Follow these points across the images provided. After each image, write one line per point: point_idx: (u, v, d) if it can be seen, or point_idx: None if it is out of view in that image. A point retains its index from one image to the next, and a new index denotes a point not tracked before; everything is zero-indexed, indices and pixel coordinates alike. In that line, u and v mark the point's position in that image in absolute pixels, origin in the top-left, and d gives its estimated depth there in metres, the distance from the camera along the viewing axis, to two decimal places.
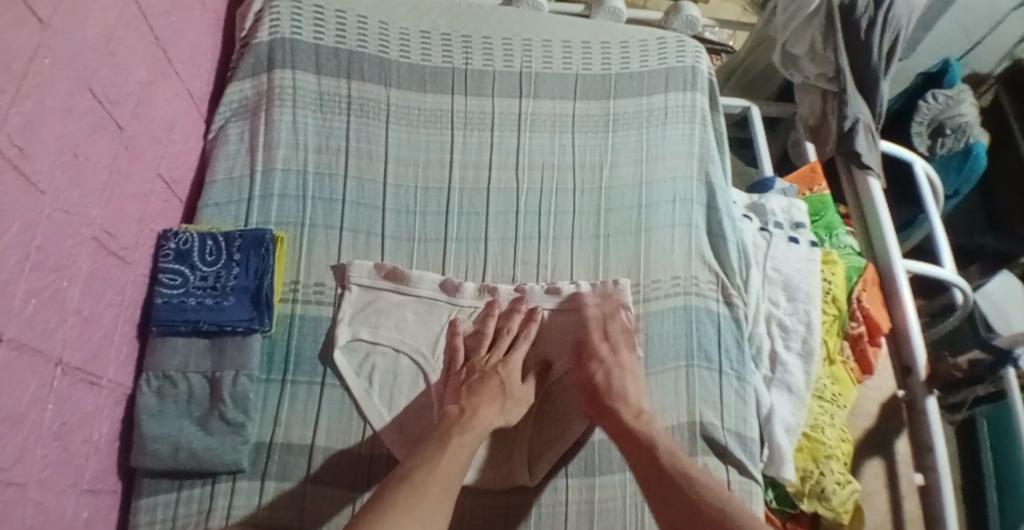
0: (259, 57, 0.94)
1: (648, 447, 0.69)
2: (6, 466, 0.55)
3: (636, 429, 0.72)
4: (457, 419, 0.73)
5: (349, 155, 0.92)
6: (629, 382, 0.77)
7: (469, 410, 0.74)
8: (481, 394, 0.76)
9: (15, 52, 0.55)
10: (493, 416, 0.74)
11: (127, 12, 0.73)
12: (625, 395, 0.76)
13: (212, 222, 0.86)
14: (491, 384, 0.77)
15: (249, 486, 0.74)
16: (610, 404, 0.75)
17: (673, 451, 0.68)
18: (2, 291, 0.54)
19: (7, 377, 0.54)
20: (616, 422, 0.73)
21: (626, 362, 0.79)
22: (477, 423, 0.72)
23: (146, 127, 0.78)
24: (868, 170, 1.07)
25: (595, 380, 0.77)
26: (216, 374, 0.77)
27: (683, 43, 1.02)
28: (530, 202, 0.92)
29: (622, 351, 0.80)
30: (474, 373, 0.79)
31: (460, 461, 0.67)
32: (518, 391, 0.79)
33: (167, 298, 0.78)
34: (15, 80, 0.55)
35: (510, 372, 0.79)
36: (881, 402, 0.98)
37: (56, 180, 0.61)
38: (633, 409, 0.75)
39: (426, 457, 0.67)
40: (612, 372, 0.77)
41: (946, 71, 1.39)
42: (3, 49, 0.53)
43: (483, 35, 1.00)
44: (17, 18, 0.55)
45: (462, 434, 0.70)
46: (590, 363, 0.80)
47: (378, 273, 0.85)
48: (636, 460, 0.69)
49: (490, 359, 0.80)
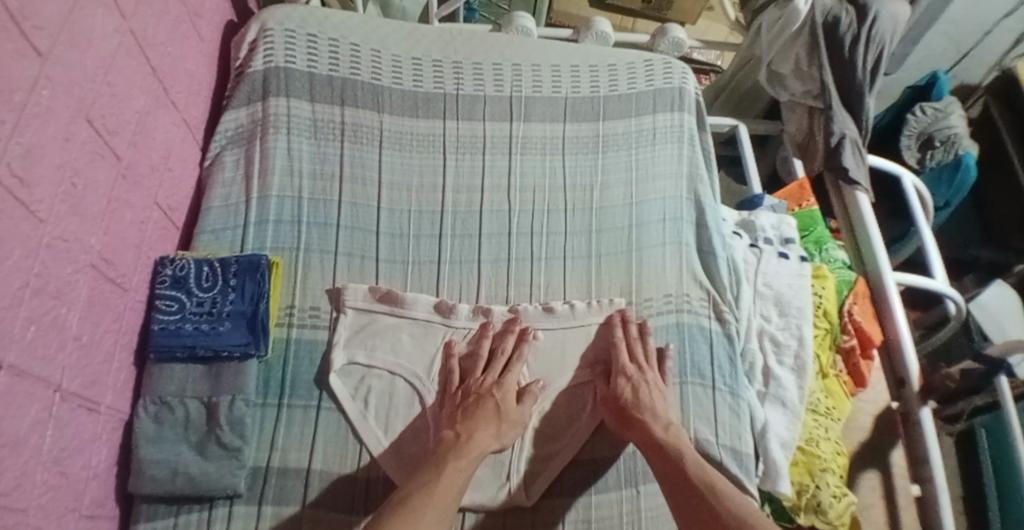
0: (254, 85, 0.96)
1: (677, 458, 0.72)
2: (6, 492, 0.56)
3: (665, 442, 0.74)
4: (453, 443, 0.73)
5: (344, 180, 0.93)
6: (657, 398, 0.79)
7: (465, 434, 0.74)
8: (476, 418, 0.76)
9: (15, 83, 0.56)
10: (488, 440, 0.75)
11: (125, 42, 0.75)
12: (654, 408, 0.77)
13: (208, 249, 0.87)
14: (487, 407, 0.77)
15: (248, 511, 0.74)
16: (638, 416, 0.76)
17: (699, 462, 0.72)
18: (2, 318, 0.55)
19: (6, 404, 0.55)
20: (645, 433, 0.75)
21: (653, 379, 0.80)
22: (471, 449, 0.73)
23: (143, 155, 0.80)
24: (856, 184, 1.08)
25: (622, 396, 0.78)
26: (213, 399, 0.78)
27: (670, 65, 1.04)
28: (522, 223, 0.94)
29: (648, 369, 0.81)
30: (470, 396, 0.79)
31: (457, 485, 0.68)
32: (514, 414, 0.78)
33: (164, 324, 0.78)
34: (15, 110, 0.56)
35: (505, 395, 0.79)
36: (875, 416, 1.00)
37: (55, 208, 0.63)
38: (662, 421, 0.76)
39: (424, 480, 0.68)
40: (640, 388, 0.79)
41: (933, 84, 1.42)
42: (3, 81, 0.55)
43: (474, 60, 1.02)
44: (15, 49, 0.57)
45: (458, 459, 0.71)
46: (617, 378, 0.80)
47: (373, 296, 0.86)
48: (663, 471, 0.72)
49: (484, 381, 0.80)
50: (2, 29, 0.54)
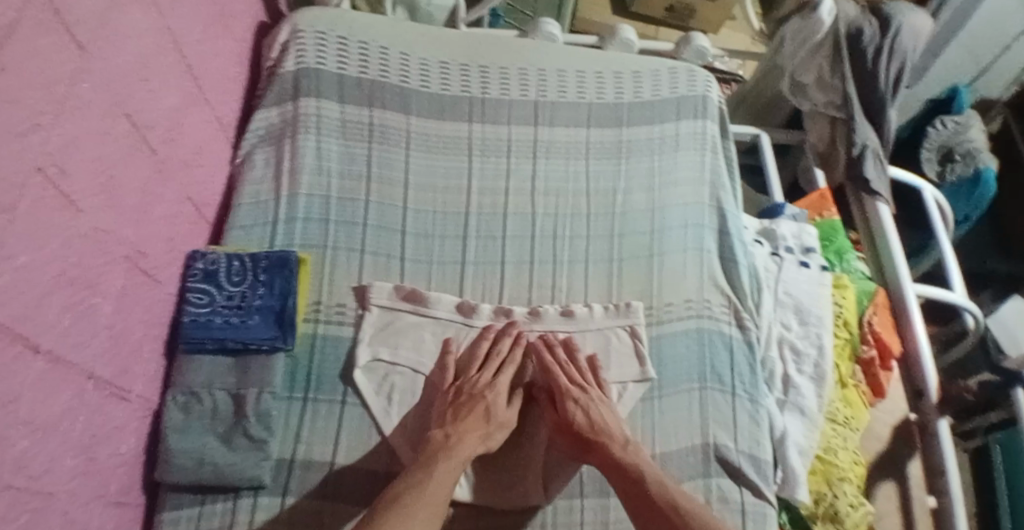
0: (285, 85, 0.98)
1: (638, 478, 0.73)
2: (36, 475, 0.57)
3: (625, 461, 0.75)
4: (443, 444, 0.75)
5: (371, 181, 0.95)
6: (605, 414, 0.80)
7: (454, 436, 0.76)
8: (468, 420, 0.77)
9: (55, 76, 0.58)
10: (475, 444, 0.76)
11: (161, 40, 0.77)
12: (607, 428, 0.78)
13: (239, 244, 0.89)
14: (477, 409, 0.78)
15: (268, 503, 0.75)
16: (596, 439, 0.77)
17: (661, 480, 0.73)
18: (38, 305, 0.56)
19: (40, 389, 0.57)
20: (606, 455, 0.76)
21: (597, 397, 0.81)
22: (459, 453, 0.74)
23: (177, 151, 0.82)
24: (878, 195, 1.09)
25: (575, 422, 0.78)
26: (241, 391, 0.79)
27: (694, 73, 1.05)
28: (545, 226, 0.95)
29: (590, 387, 0.82)
30: (461, 395, 0.80)
31: (448, 486, 0.70)
32: (503, 415, 0.80)
33: (194, 316, 0.80)
34: (55, 102, 0.58)
35: (495, 398, 0.81)
36: (894, 425, 0.99)
37: (93, 199, 0.64)
38: (620, 439, 0.78)
39: (413, 479, 0.69)
40: (590, 410, 0.79)
41: (953, 99, 1.43)
42: (45, 73, 0.56)
43: (500, 65, 1.03)
44: (56, 43, 0.58)
45: (447, 460, 0.73)
46: (566, 403, 0.80)
47: (397, 295, 0.88)
48: (627, 493, 0.73)
49: (479, 381, 0.81)
50: (42, 22, 0.56)
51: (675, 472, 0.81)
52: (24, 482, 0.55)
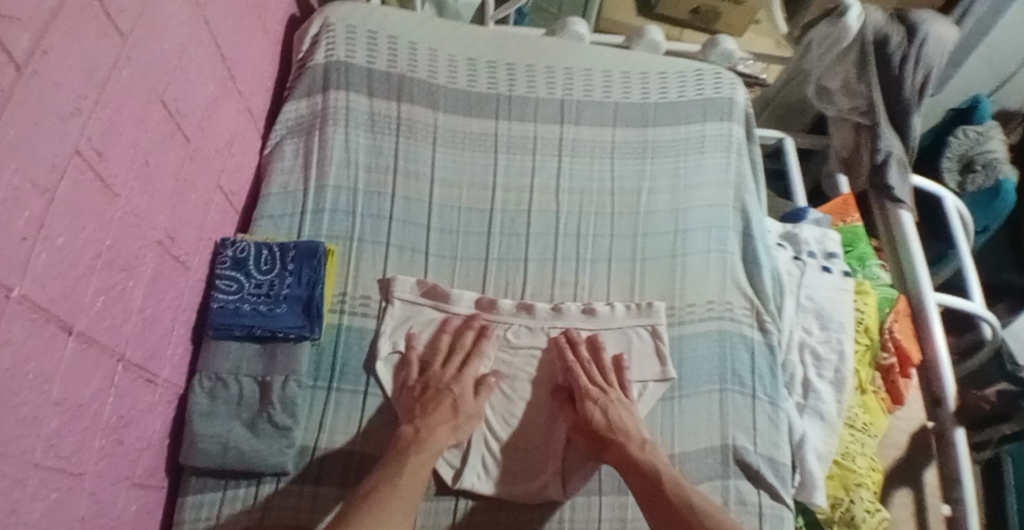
0: (315, 78, 0.99)
1: (653, 477, 0.73)
2: (66, 455, 0.58)
3: (641, 460, 0.75)
4: (412, 439, 0.76)
5: (397, 175, 0.96)
6: (624, 415, 0.80)
7: (424, 430, 0.77)
8: (435, 415, 0.78)
9: (99, 61, 0.59)
10: (446, 437, 0.77)
11: (198, 29, 0.77)
12: (625, 427, 0.79)
13: (267, 233, 0.90)
14: (443, 404, 0.79)
15: (289, 490, 0.77)
16: (612, 437, 0.78)
17: (677, 480, 0.73)
18: (73, 287, 0.57)
19: (72, 370, 0.58)
20: (621, 454, 0.76)
21: (617, 398, 0.82)
22: (431, 447, 0.75)
23: (210, 140, 0.83)
24: (901, 203, 1.09)
25: (594, 422, 0.79)
26: (266, 378, 0.80)
27: (720, 76, 1.05)
28: (569, 225, 0.95)
29: (610, 389, 0.82)
30: (429, 389, 0.81)
31: (419, 480, 0.71)
32: (472, 407, 0.81)
33: (223, 303, 0.81)
34: (97, 86, 0.59)
35: (462, 390, 0.81)
36: (912, 433, 1.00)
37: (129, 184, 0.65)
38: (636, 440, 0.78)
39: (388, 474, 0.71)
40: (609, 410, 0.80)
41: (975, 108, 1.42)
42: (89, 58, 0.57)
43: (528, 63, 1.04)
44: (100, 28, 0.59)
45: (419, 453, 0.74)
46: (585, 403, 0.80)
47: (420, 289, 0.89)
48: (642, 491, 0.73)
49: (444, 374, 0.83)
50: (88, 6, 0.56)
51: (693, 473, 0.81)
52: (54, 461, 0.56)
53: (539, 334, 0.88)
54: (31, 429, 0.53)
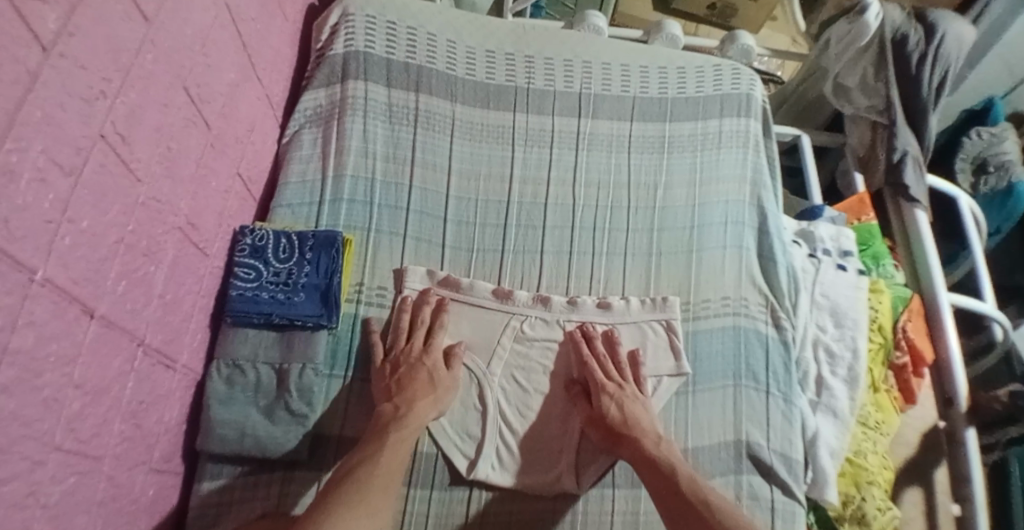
0: (334, 68, 0.99)
1: (670, 475, 0.73)
2: (85, 439, 0.59)
3: (656, 456, 0.75)
4: (393, 416, 0.77)
5: (414, 165, 0.96)
6: (639, 410, 0.81)
7: (404, 407, 0.77)
8: (410, 389, 0.79)
9: (123, 45, 0.58)
10: (427, 409, 0.79)
11: (221, 15, 0.77)
12: (641, 424, 0.79)
13: (284, 222, 0.91)
14: (420, 377, 0.81)
15: (306, 477, 0.79)
16: (629, 434, 0.78)
17: (693, 476, 0.73)
18: (96, 270, 0.57)
19: (95, 353, 0.58)
20: (638, 449, 0.76)
21: (634, 395, 0.83)
22: (413, 421, 0.76)
23: (230, 126, 0.83)
24: (916, 202, 1.09)
25: (609, 417, 0.79)
26: (284, 366, 0.81)
27: (738, 71, 1.05)
28: (586, 218, 0.95)
29: (627, 384, 0.83)
30: (401, 366, 0.82)
31: (398, 459, 0.72)
32: (447, 379, 0.82)
33: (241, 291, 0.82)
34: (122, 70, 0.58)
35: (435, 362, 0.83)
36: (922, 433, 1.00)
37: (152, 169, 0.65)
38: (652, 437, 0.78)
39: (366, 455, 0.72)
40: (624, 405, 0.80)
41: (989, 109, 1.40)
42: (113, 40, 0.56)
43: (546, 56, 1.04)
44: (125, 11, 0.58)
45: (400, 431, 0.75)
46: (600, 397, 0.81)
47: (430, 280, 0.90)
48: (658, 490, 0.73)
49: (412, 349, 0.84)
50: None
51: (707, 468, 0.81)
52: (73, 445, 0.57)
53: (555, 327, 0.88)
54: (52, 412, 0.53)
